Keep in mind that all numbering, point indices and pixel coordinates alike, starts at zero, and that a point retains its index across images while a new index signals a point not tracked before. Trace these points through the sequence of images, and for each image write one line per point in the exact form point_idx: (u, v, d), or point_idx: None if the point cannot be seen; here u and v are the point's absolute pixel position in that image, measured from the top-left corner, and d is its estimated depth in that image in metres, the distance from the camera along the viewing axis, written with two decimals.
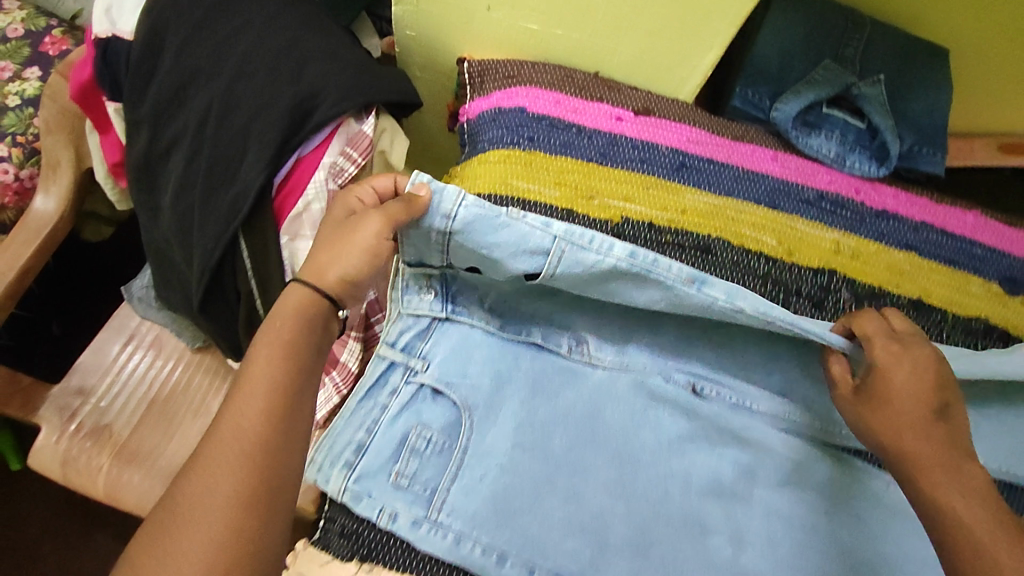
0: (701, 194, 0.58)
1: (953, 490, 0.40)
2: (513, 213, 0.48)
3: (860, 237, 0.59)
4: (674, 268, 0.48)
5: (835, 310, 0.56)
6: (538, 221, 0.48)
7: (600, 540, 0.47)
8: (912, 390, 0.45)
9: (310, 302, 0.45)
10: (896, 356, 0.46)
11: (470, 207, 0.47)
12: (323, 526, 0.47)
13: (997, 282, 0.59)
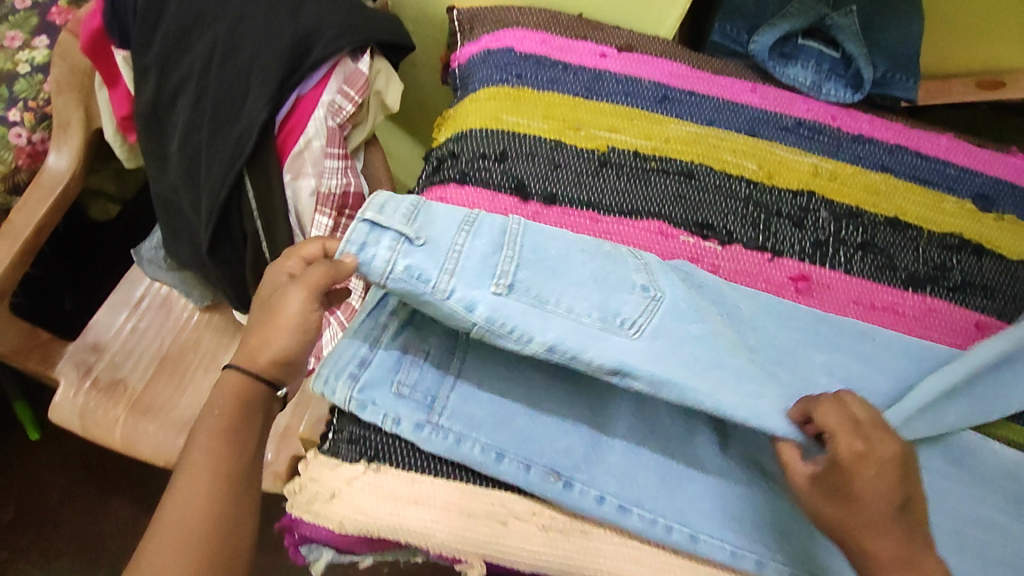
0: (684, 123, 0.61)
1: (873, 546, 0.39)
2: (441, 287, 0.42)
3: (838, 160, 0.62)
4: (595, 363, 0.43)
5: (816, 228, 0.59)
6: (462, 303, 0.42)
7: (594, 436, 0.50)
8: (879, 501, 0.39)
9: (242, 387, 0.47)
10: (859, 458, 0.40)
11: (398, 279, 0.41)
12: (333, 437, 0.50)
13: (970, 200, 0.62)
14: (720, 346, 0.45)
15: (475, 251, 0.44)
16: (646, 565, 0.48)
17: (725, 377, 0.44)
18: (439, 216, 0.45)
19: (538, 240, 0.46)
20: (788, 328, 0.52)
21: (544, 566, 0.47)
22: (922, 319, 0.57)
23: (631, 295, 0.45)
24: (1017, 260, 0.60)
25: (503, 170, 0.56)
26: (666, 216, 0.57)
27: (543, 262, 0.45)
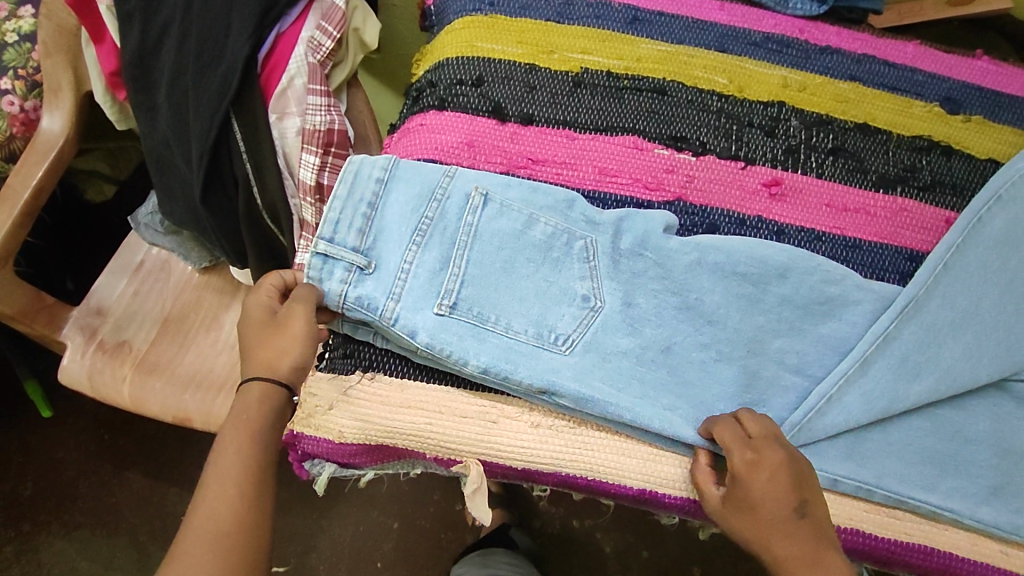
0: (655, 42, 0.63)
1: (776, 539, 0.41)
2: (386, 313, 0.45)
3: (806, 72, 0.64)
4: (524, 383, 0.46)
5: (786, 136, 0.60)
6: (406, 329, 0.45)
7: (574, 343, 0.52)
8: (770, 507, 0.42)
9: (265, 395, 0.45)
10: (751, 467, 0.43)
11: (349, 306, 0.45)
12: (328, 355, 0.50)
13: (937, 104, 0.64)
14: (644, 360, 0.49)
15: (423, 268, 0.47)
16: (632, 457, 0.48)
17: (643, 390, 0.48)
18: (391, 232, 0.48)
19: (481, 256, 0.48)
20: (747, 293, 0.51)
21: (535, 462, 0.47)
22: (895, 218, 0.59)
23: (568, 309, 0.49)
24: (986, 158, 0.62)
25: (481, 94, 0.58)
26: (641, 130, 0.59)
27: (486, 279, 0.48)
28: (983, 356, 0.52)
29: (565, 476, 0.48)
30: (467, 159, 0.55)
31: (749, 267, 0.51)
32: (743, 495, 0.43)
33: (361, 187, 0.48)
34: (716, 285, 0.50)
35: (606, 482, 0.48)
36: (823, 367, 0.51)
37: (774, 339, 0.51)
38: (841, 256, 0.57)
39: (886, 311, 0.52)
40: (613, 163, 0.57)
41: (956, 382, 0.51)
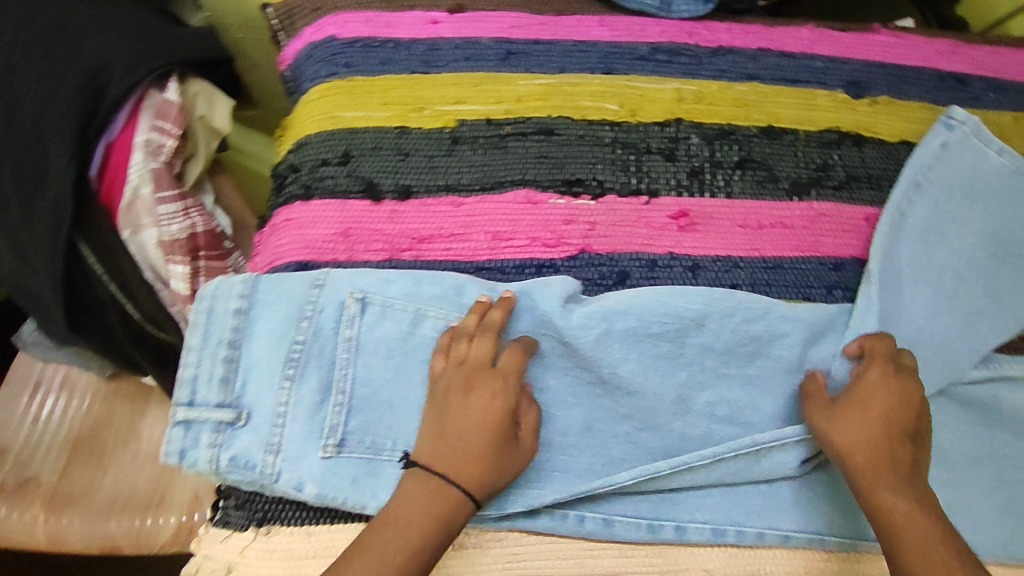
0: (534, 76, 0.57)
1: (867, 441, 0.43)
2: (267, 470, 0.41)
3: (700, 79, 0.59)
4: None
5: (687, 157, 0.56)
6: (290, 484, 0.41)
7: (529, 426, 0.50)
8: (894, 407, 0.44)
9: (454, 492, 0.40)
10: (888, 380, 0.45)
11: (228, 471, 0.41)
12: (222, 505, 0.45)
13: (842, 90, 0.60)
14: (568, 446, 0.46)
15: (300, 407, 0.42)
16: (565, 558, 0.44)
17: (569, 483, 0.45)
18: (261, 368, 0.43)
19: (369, 372, 0.44)
20: (666, 347, 0.47)
21: None
22: (813, 226, 0.55)
23: None
24: (898, 140, 0.59)
25: (350, 173, 0.52)
26: (532, 180, 0.54)
27: (376, 401, 0.43)
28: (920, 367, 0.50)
29: None
30: (343, 250, 0.50)
31: (665, 324, 0.47)
32: (865, 401, 0.45)
33: (217, 326, 0.44)
34: (632, 350, 0.47)
35: None
36: (758, 411, 0.48)
37: (702, 394, 0.48)
38: (763, 281, 0.53)
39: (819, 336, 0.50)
40: (506, 225, 0.53)
41: None
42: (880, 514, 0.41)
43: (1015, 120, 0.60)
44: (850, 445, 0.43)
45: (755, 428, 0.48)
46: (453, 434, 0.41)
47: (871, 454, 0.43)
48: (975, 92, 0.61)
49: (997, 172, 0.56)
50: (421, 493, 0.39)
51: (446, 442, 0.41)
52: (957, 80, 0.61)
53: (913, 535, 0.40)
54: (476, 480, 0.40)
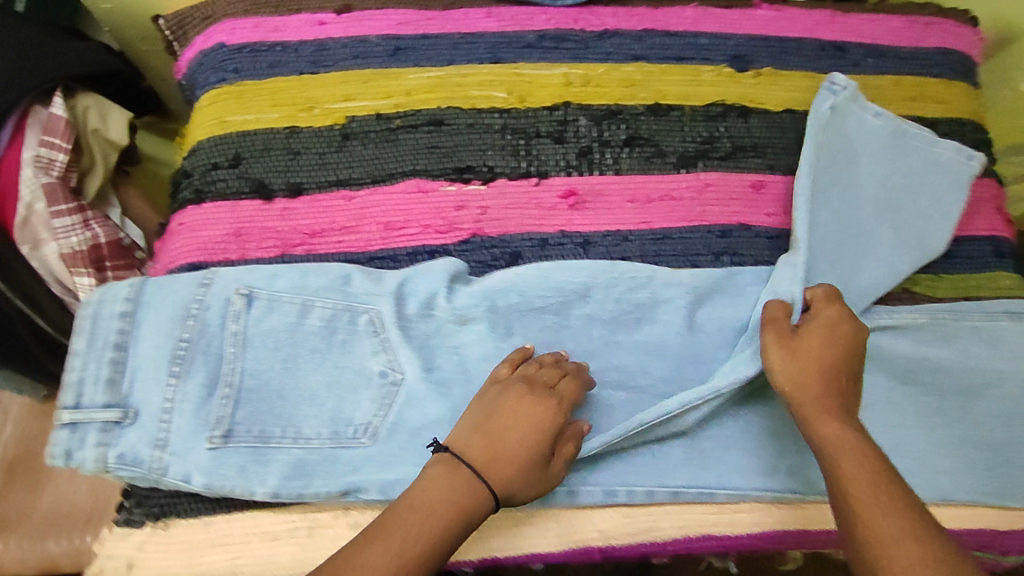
0: (423, 70, 0.59)
1: (807, 374, 0.44)
2: (155, 464, 0.43)
3: (587, 63, 0.61)
4: (321, 492, 0.44)
5: (576, 138, 0.58)
6: (179, 476, 0.43)
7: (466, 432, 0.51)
8: (836, 344, 0.45)
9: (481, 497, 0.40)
10: (833, 320, 0.47)
11: (118, 467, 0.43)
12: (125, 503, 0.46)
13: (726, 64, 0.62)
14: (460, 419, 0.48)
15: (188, 401, 0.44)
16: None
17: None
18: (148, 368, 0.45)
19: (257, 362, 0.46)
20: (548, 319, 0.49)
21: None
22: (701, 196, 0.57)
23: (365, 394, 0.47)
24: (782, 109, 0.61)
25: (241, 175, 0.54)
26: (422, 170, 0.56)
27: (265, 390, 0.45)
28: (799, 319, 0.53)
29: None
30: (236, 250, 0.52)
31: (548, 298, 0.49)
32: (818, 339, 0.46)
33: (102, 328, 0.45)
34: (517, 326, 0.49)
35: None
36: (648, 374, 0.51)
37: (589, 362, 0.50)
38: (652, 254, 0.55)
39: (704, 301, 0.52)
40: (398, 215, 0.54)
41: None
42: (823, 443, 0.41)
43: (893, 84, 0.63)
44: (793, 377, 0.44)
45: (643, 391, 0.50)
46: (496, 434, 0.43)
47: (816, 385, 0.44)
48: (854, 59, 0.63)
49: (874, 134, 0.58)
50: (448, 481, 0.40)
51: (487, 438, 0.42)
52: (837, 48, 0.63)
53: (854, 456, 0.40)
54: (504, 480, 0.41)
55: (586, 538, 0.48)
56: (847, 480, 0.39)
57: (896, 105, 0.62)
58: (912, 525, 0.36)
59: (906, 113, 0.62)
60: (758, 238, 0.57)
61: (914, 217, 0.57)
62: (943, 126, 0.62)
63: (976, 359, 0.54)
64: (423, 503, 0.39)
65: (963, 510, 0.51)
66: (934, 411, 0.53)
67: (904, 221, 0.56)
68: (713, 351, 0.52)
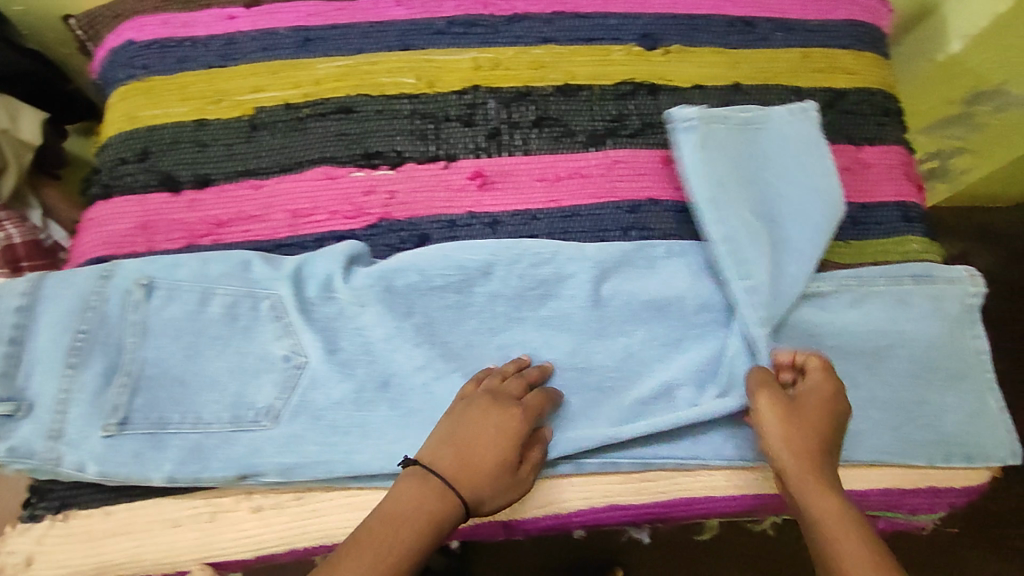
0: (333, 60, 0.59)
1: (801, 429, 0.45)
2: (49, 455, 0.43)
3: (497, 47, 0.61)
4: (218, 476, 0.45)
5: (485, 121, 0.58)
6: (74, 465, 0.44)
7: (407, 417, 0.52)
8: (831, 400, 0.46)
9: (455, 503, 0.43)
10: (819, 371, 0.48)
11: (12, 459, 0.43)
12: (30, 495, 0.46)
13: (636, 43, 0.63)
14: (362, 398, 0.48)
15: (84, 391, 0.45)
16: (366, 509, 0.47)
17: (363, 434, 0.48)
18: (45, 360, 0.45)
19: (157, 351, 0.47)
20: (451, 298, 0.50)
21: (264, 547, 0.46)
22: (610, 172, 0.58)
23: (268, 379, 0.48)
24: (691, 86, 0.62)
25: (148, 169, 0.54)
26: (331, 157, 0.56)
27: (164, 378, 0.46)
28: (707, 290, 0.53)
29: (303, 550, 0.47)
30: (142, 243, 0.52)
31: (448, 277, 0.50)
32: (801, 403, 0.46)
33: None
34: (419, 305, 0.50)
35: None
36: (553, 348, 0.51)
37: (493, 339, 0.51)
38: (560, 231, 0.56)
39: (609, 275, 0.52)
40: (305, 202, 0.54)
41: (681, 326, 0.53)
42: (816, 513, 0.42)
43: (802, 57, 0.64)
44: (786, 448, 0.44)
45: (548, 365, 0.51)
46: (465, 446, 0.44)
47: (805, 459, 0.44)
48: (763, 33, 0.64)
49: (748, 137, 0.57)
50: (416, 492, 0.43)
51: (458, 451, 0.44)
52: (746, 23, 0.64)
53: (854, 542, 0.40)
54: (475, 489, 0.43)
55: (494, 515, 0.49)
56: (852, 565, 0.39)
57: (805, 77, 0.63)
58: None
59: (814, 85, 0.63)
60: (668, 212, 0.57)
61: (810, 190, 0.55)
62: (851, 96, 0.63)
63: (885, 323, 0.54)
64: (406, 510, 0.42)
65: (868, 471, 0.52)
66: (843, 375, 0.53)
67: (800, 198, 0.55)
68: (619, 324, 0.52)
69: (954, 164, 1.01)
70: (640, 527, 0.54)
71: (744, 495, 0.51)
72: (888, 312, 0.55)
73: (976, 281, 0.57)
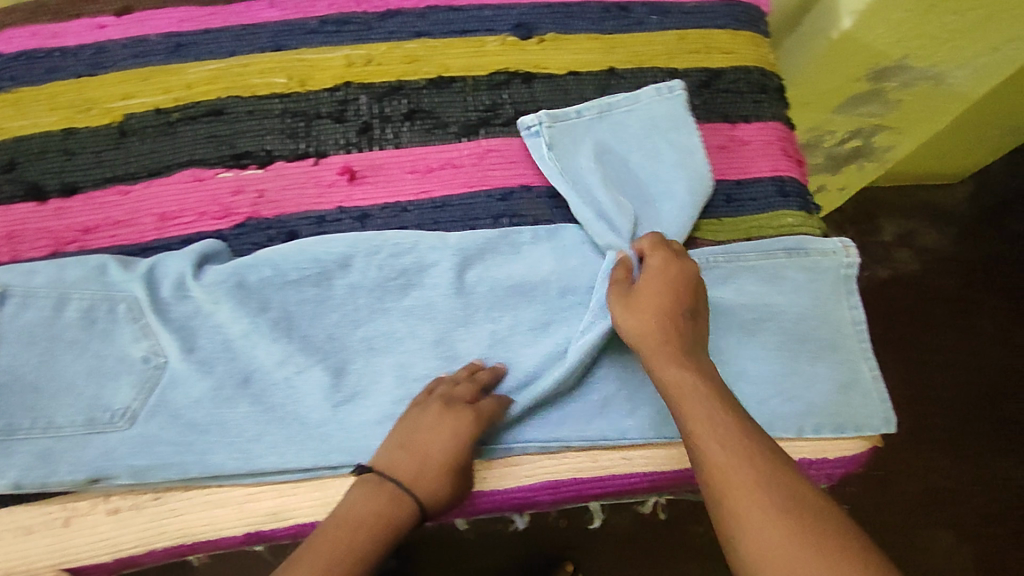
0: (204, 63, 0.59)
1: (644, 322, 0.47)
2: None
3: (370, 44, 0.61)
4: (66, 480, 0.45)
5: (356, 116, 0.59)
6: None
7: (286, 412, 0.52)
8: (672, 288, 0.48)
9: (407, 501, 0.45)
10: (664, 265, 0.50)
11: None
12: None
13: (510, 33, 0.63)
14: (221, 396, 0.49)
15: None
16: (224, 506, 0.48)
17: (222, 432, 0.48)
18: None
19: (11, 358, 0.47)
20: (308, 291, 0.51)
21: (120, 549, 0.46)
22: (482, 162, 0.58)
23: (125, 381, 0.48)
24: (566, 72, 0.62)
25: (15, 179, 0.55)
26: (200, 159, 0.56)
27: (16, 384, 0.47)
28: (567, 271, 0.54)
29: (162, 550, 0.47)
30: (7, 252, 0.53)
31: (304, 270, 0.51)
32: (641, 287, 0.49)
33: None
34: (275, 300, 0.51)
35: (205, 542, 0.48)
36: (416, 338, 0.52)
37: (356, 330, 0.51)
38: (430, 223, 0.56)
39: (467, 264, 0.53)
40: (173, 205, 0.55)
41: (546, 308, 0.54)
42: (672, 396, 0.44)
43: (678, 40, 0.64)
44: (630, 333, 0.47)
45: (411, 355, 0.51)
46: (419, 449, 0.47)
47: (649, 336, 0.46)
48: (639, 18, 0.64)
49: (605, 128, 0.59)
50: (375, 499, 0.45)
51: (413, 457, 0.46)
52: (621, 8, 0.64)
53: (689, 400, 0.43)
54: (428, 490, 0.46)
55: None
56: (686, 418, 0.42)
57: (680, 59, 0.63)
58: (741, 451, 0.39)
59: (690, 66, 0.63)
60: (539, 198, 0.58)
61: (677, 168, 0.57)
62: (727, 75, 0.63)
63: (754, 297, 0.56)
64: (362, 511, 0.44)
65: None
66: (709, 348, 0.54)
67: (660, 175, 0.57)
68: (485, 311, 0.53)
69: (877, 142, 1.03)
70: (522, 516, 0.55)
71: (611, 475, 0.51)
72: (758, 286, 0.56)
73: (851, 252, 0.57)
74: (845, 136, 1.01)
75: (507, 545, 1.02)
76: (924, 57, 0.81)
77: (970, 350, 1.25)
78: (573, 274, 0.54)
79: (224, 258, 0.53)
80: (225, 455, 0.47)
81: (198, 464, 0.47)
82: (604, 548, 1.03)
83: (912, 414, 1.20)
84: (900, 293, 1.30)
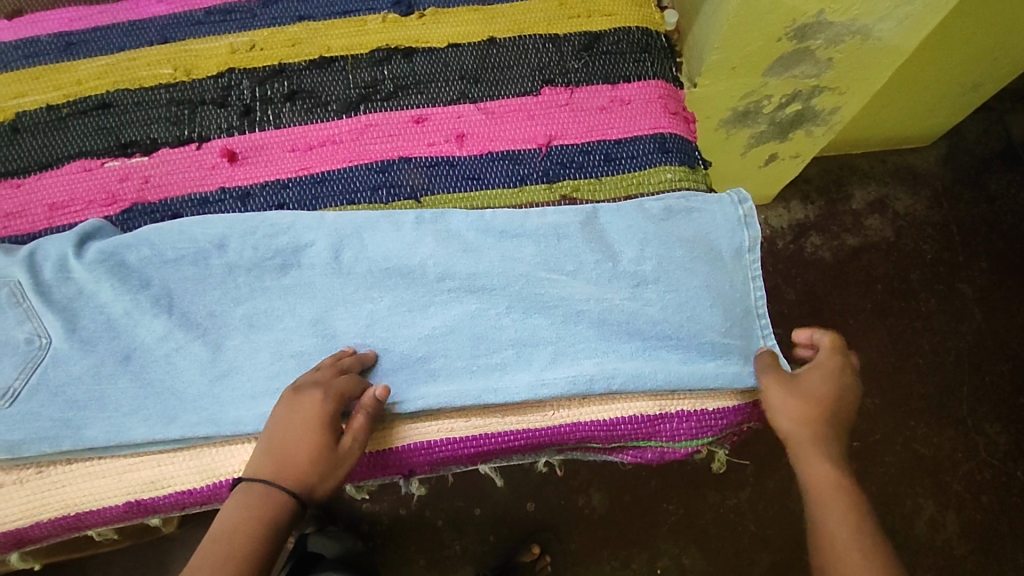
0: (94, 59, 0.61)
1: (797, 424, 0.50)
2: None
3: (253, 30, 0.63)
4: None
5: (238, 100, 0.60)
6: None
7: (179, 403, 0.50)
8: (826, 395, 0.50)
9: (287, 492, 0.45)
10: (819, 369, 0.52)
11: None
12: None
13: (390, 10, 0.63)
14: (102, 374, 0.51)
15: None
16: (106, 477, 0.50)
17: (102, 408, 0.50)
18: None
19: None
20: (184, 269, 0.53)
21: (9, 521, 0.49)
22: (361, 137, 0.59)
23: (8, 361, 0.50)
24: (446, 45, 0.62)
25: None
26: (88, 151, 0.58)
27: None
28: (447, 244, 0.55)
29: (50, 523, 0.50)
30: None
31: (180, 250, 0.53)
32: (806, 377, 0.51)
33: None
34: (155, 277, 0.53)
35: (90, 513, 0.50)
36: (295, 314, 0.53)
37: (237, 308, 0.53)
38: (310, 206, 0.58)
39: (339, 242, 0.54)
40: (62, 194, 0.57)
41: (423, 280, 0.54)
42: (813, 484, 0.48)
43: (558, 5, 0.64)
44: (791, 419, 0.50)
45: (286, 328, 0.53)
46: (280, 441, 0.47)
47: (807, 413, 0.50)
48: None
49: (705, 221, 0.57)
50: (249, 504, 0.44)
51: (273, 455, 0.46)
52: None
53: (831, 479, 0.48)
54: (300, 480, 0.46)
55: (228, 475, 0.51)
56: (817, 496, 0.48)
57: (561, 25, 0.63)
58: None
59: (572, 31, 0.63)
60: (419, 169, 0.59)
61: (692, 257, 0.56)
62: (608, 37, 0.63)
63: (680, 313, 0.54)
64: (237, 506, 0.44)
65: (613, 402, 0.54)
66: (615, 369, 0.52)
67: (676, 251, 0.55)
68: (365, 290, 0.54)
69: (819, 103, 0.94)
70: (410, 482, 0.58)
71: (485, 434, 0.53)
72: (677, 310, 0.54)
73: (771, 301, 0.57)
74: (783, 100, 0.92)
75: (477, 528, 1.04)
76: (841, 10, 0.72)
77: (952, 315, 1.20)
78: (453, 249, 0.55)
79: (107, 233, 0.55)
80: (98, 430, 0.49)
81: (71, 441, 0.49)
82: (570, 528, 1.04)
83: (894, 384, 1.15)
84: (878, 260, 1.24)
